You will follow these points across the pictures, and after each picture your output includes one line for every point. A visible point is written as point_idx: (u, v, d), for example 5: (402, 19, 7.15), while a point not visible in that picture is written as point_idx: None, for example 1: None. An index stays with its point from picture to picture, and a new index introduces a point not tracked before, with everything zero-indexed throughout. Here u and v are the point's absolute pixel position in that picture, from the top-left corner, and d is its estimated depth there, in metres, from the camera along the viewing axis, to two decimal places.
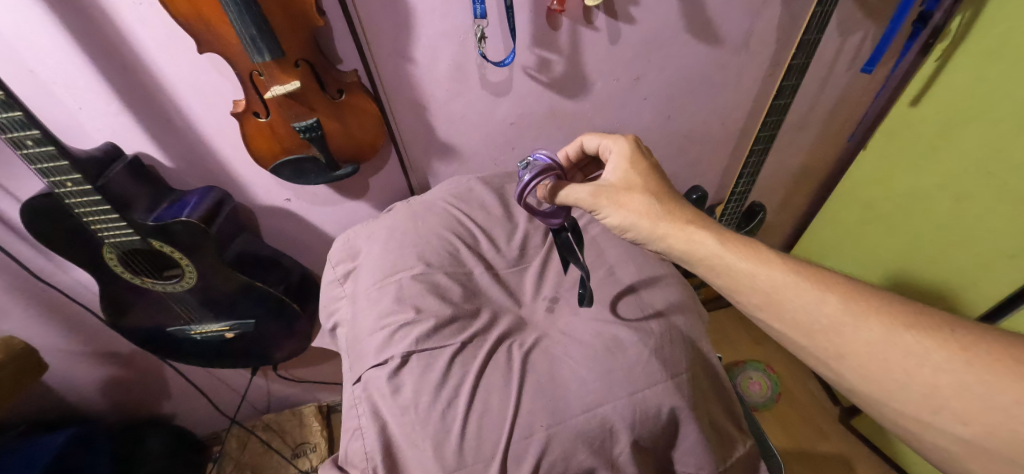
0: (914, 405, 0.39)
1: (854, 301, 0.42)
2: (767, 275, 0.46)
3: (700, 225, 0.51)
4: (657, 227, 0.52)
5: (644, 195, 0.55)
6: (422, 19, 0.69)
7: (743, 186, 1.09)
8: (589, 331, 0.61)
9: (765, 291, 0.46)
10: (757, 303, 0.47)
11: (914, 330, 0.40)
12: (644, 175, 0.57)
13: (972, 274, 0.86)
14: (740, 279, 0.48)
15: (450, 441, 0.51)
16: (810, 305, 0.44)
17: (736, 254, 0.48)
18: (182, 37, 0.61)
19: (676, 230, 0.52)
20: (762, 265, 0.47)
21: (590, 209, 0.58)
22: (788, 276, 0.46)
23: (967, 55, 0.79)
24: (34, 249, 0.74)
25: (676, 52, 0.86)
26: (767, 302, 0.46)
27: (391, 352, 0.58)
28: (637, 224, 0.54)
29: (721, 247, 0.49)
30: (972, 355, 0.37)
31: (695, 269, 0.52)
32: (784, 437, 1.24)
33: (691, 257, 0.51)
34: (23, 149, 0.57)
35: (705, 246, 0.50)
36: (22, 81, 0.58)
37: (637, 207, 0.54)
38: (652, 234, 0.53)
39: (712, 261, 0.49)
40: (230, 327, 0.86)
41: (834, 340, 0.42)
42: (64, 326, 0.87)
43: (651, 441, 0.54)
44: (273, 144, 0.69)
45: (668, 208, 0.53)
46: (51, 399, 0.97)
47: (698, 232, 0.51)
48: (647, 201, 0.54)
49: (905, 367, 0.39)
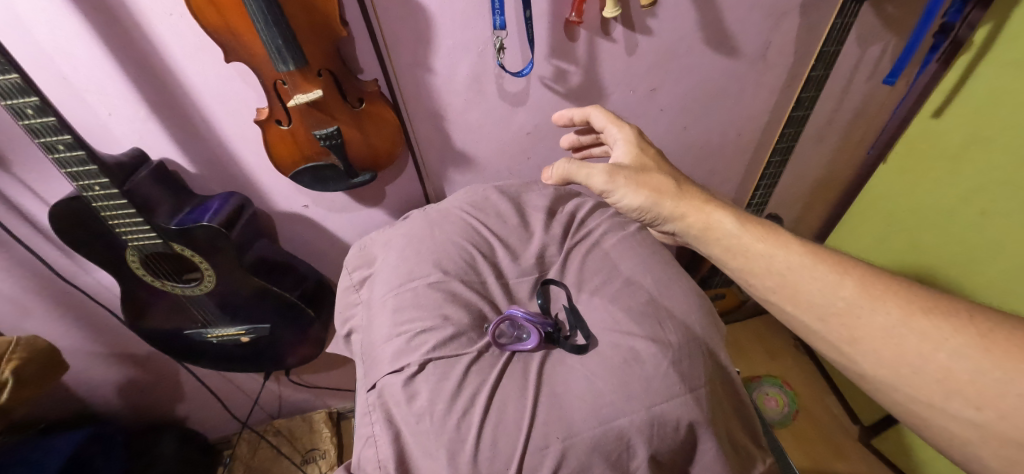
0: (928, 390, 0.40)
1: (870, 285, 0.44)
2: (785, 257, 0.48)
3: (717, 206, 0.53)
4: (679, 207, 0.53)
5: (663, 176, 0.55)
6: (443, 29, 0.70)
7: (761, 195, 1.11)
8: (606, 343, 0.59)
9: (781, 273, 0.48)
10: (772, 286, 0.49)
11: (932, 314, 0.41)
12: (657, 161, 0.58)
13: (996, 284, 0.83)
14: (756, 261, 0.49)
15: (465, 451, 0.51)
16: (829, 288, 0.45)
17: (753, 236, 0.50)
18: (210, 47, 0.62)
19: (696, 210, 0.53)
20: (779, 247, 0.49)
21: (601, 192, 0.56)
22: (806, 259, 0.48)
23: (992, 67, 0.78)
24: (59, 250, 0.76)
25: (693, 63, 0.85)
26: (783, 286, 0.48)
27: (406, 360, 0.58)
28: (658, 205, 0.53)
29: (739, 228, 0.51)
30: (989, 341, 0.38)
31: (709, 250, 0.53)
32: (804, 456, 1.20)
33: (709, 237, 0.52)
34: (55, 153, 0.58)
35: (723, 226, 0.51)
36: (58, 89, 0.61)
37: (657, 189, 0.54)
38: (673, 214, 0.53)
39: (729, 241, 0.51)
40: (245, 331, 0.87)
41: (851, 323, 0.44)
42: (84, 327, 0.88)
43: (669, 456, 0.53)
44: (294, 151, 0.70)
45: (687, 189, 0.55)
46: (69, 398, 0.98)
47: (717, 212, 0.52)
48: (667, 181, 0.55)
49: (922, 352, 0.40)
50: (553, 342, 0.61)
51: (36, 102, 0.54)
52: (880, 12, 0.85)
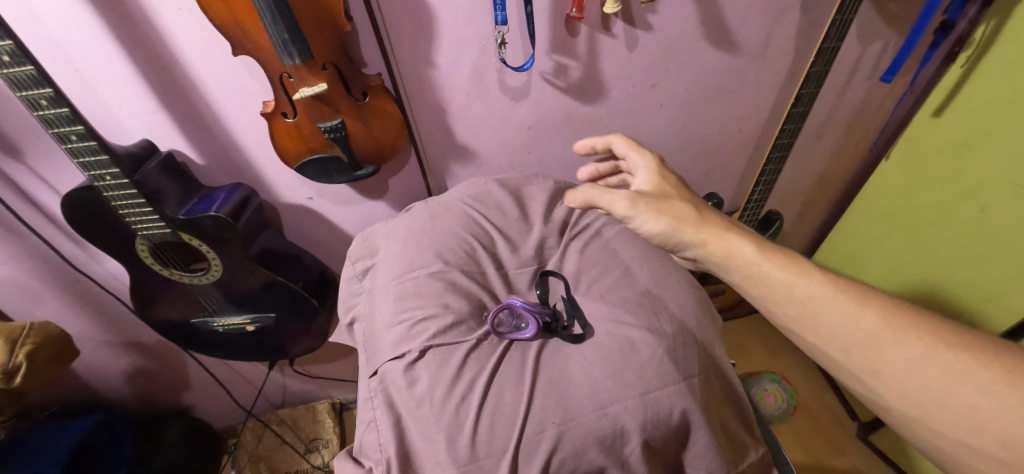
0: (955, 426, 0.40)
1: (894, 317, 0.44)
2: (807, 286, 0.47)
3: (738, 233, 0.52)
4: (699, 234, 0.51)
5: (683, 203, 0.54)
6: (445, 24, 0.71)
7: (760, 192, 1.09)
8: (603, 332, 0.61)
9: (803, 302, 0.47)
10: (793, 316, 0.48)
11: (956, 349, 0.41)
12: (676, 187, 0.57)
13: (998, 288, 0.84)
14: (778, 290, 0.48)
15: (464, 435, 0.52)
16: (851, 318, 0.45)
17: (775, 263, 0.49)
18: (218, 41, 0.64)
19: (717, 236, 0.51)
20: (801, 276, 0.48)
21: (621, 217, 0.54)
22: (827, 288, 0.47)
23: (993, 64, 0.78)
24: (70, 239, 0.78)
25: (693, 59, 0.86)
26: (805, 315, 0.47)
27: (407, 346, 0.60)
28: (679, 231, 0.52)
29: (760, 256, 0.49)
30: (1016, 377, 0.38)
31: (730, 278, 0.52)
32: (800, 451, 1.22)
33: (730, 265, 0.51)
34: (67, 143, 0.60)
35: (744, 253, 0.50)
36: (70, 80, 0.62)
37: (677, 214, 0.52)
38: (694, 240, 0.52)
39: (751, 269, 0.50)
40: (251, 320, 0.89)
41: (873, 356, 0.43)
42: (94, 315, 0.90)
43: (662, 442, 0.54)
44: (299, 144, 0.72)
45: (707, 216, 0.53)
46: (79, 385, 1.01)
47: (737, 239, 0.51)
48: (687, 208, 0.53)
49: (947, 388, 0.40)
50: (551, 332, 0.62)
51: (50, 93, 0.55)
52: (881, 8, 0.85)
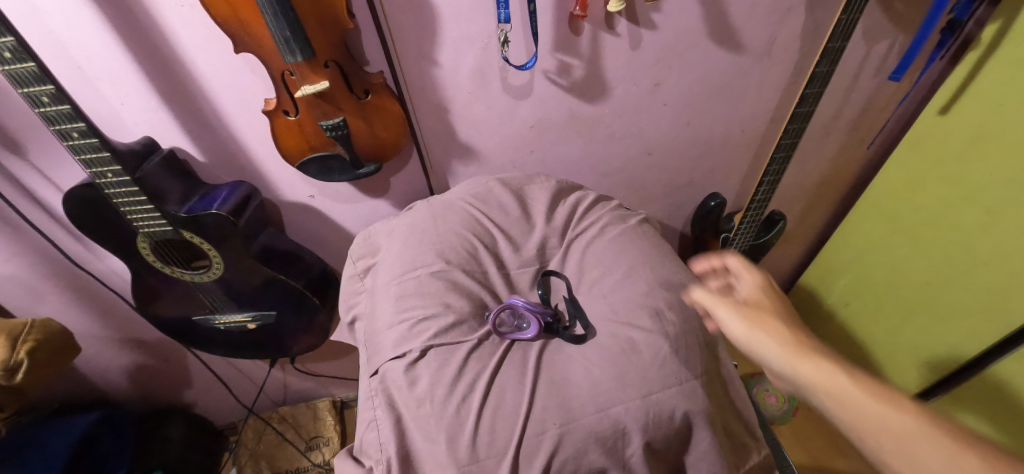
0: None
1: None
2: (905, 430, 0.36)
3: (829, 353, 0.43)
4: (780, 350, 0.44)
5: (772, 317, 0.47)
6: (448, 23, 0.71)
7: (764, 193, 1.06)
8: (605, 333, 0.61)
9: (894, 446, 0.36)
10: (882, 461, 0.37)
11: None
12: (775, 300, 0.50)
13: (1003, 293, 0.85)
14: (865, 425, 0.38)
15: (464, 435, 0.52)
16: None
17: (866, 393, 0.39)
18: (220, 38, 0.64)
19: (800, 353, 0.43)
20: (899, 417, 0.37)
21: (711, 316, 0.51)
22: (937, 437, 0.35)
23: (999, 66, 0.77)
24: (72, 236, 0.78)
25: (696, 58, 0.86)
26: (895, 462, 0.36)
27: (408, 346, 0.60)
28: (761, 344, 0.46)
29: (849, 382, 0.40)
30: None
31: (813, 404, 0.42)
32: (801, 452, 1.22)
33: (812, 388, 0.42)
34: (69, 140, 0.60)
35: (829, 376, 0.41)
36: (72, 77, 0.62)
37: (761, 326, 0.46)
38: (774, 356, 0.45)
39: (833, 396, 0.40)
40: (252, 318, 0.89)
41: None
42: (96, 312, 0.91)
43: (663, 444, 0.54)
44: (301, 142, 0.72)
45: (798, 333, 0.45)
46: (81, 382, 1.01)
47: (825, 359, 0.42)
48: (776, 322, 0.47)
49: None
50: (553, 332, 0.63)
51: (51, 90, 0.55)
52: (887, 8, 0.84)
